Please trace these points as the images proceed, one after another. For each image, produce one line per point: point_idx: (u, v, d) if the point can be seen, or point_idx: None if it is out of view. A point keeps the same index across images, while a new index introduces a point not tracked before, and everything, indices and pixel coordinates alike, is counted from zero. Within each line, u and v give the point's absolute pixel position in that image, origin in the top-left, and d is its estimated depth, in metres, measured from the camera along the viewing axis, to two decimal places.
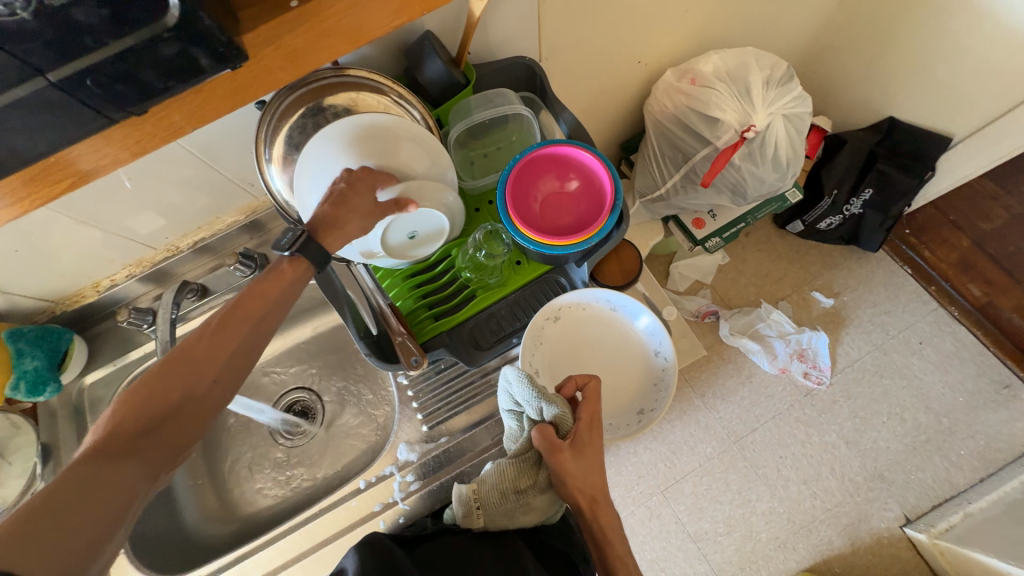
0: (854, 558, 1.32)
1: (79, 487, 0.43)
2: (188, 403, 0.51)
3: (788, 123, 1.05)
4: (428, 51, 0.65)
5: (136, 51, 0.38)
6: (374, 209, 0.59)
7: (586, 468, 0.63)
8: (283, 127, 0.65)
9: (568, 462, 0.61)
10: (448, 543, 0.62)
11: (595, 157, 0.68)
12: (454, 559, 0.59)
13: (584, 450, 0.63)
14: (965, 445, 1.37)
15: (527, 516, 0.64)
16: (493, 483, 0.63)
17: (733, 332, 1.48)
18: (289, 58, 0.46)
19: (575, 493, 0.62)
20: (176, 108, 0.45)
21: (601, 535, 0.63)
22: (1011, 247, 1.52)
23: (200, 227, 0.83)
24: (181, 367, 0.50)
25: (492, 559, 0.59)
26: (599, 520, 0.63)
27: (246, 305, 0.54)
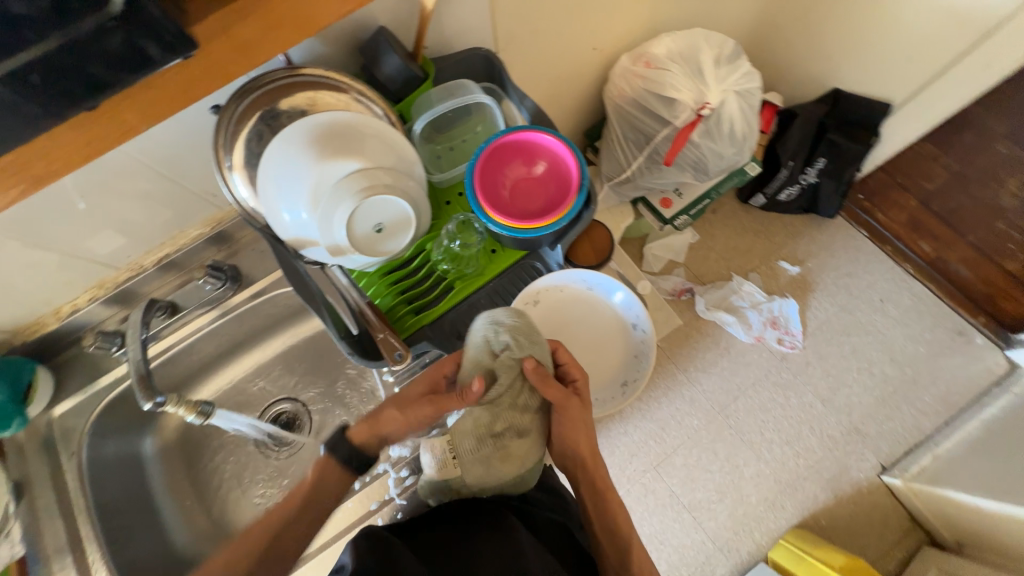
0: (838, 509, 1.39)
1: None
2: None
3: (741, 99, 1.09)
4: (384, 46, 0.65)
5: (81, 43, 0.37)
6: (414, 405, 0.61)
7: (585, 420, 0.68)
8: (241, 132, 0.64)
9: (572, 409, 0.66)
10: (442, 531, 0.61)
11: (559, 141, 0.69)
12: (451, 547, 0.58)
13: (584, 404, 0.68)
14: (930, 391, 1.46)
15: (502, 463, 0.65)
16: (467, 431, 0.65)
17: (709, 307, 1.54)
18: (241, 50, 0.45)
19: (574, 443, 0.67)
20: (125, 106, 0.43)
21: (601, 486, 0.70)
22: (954, 203, 1.63)
23: (163, 242, 0.81)
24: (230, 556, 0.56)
25: (491, 543, 0.58)
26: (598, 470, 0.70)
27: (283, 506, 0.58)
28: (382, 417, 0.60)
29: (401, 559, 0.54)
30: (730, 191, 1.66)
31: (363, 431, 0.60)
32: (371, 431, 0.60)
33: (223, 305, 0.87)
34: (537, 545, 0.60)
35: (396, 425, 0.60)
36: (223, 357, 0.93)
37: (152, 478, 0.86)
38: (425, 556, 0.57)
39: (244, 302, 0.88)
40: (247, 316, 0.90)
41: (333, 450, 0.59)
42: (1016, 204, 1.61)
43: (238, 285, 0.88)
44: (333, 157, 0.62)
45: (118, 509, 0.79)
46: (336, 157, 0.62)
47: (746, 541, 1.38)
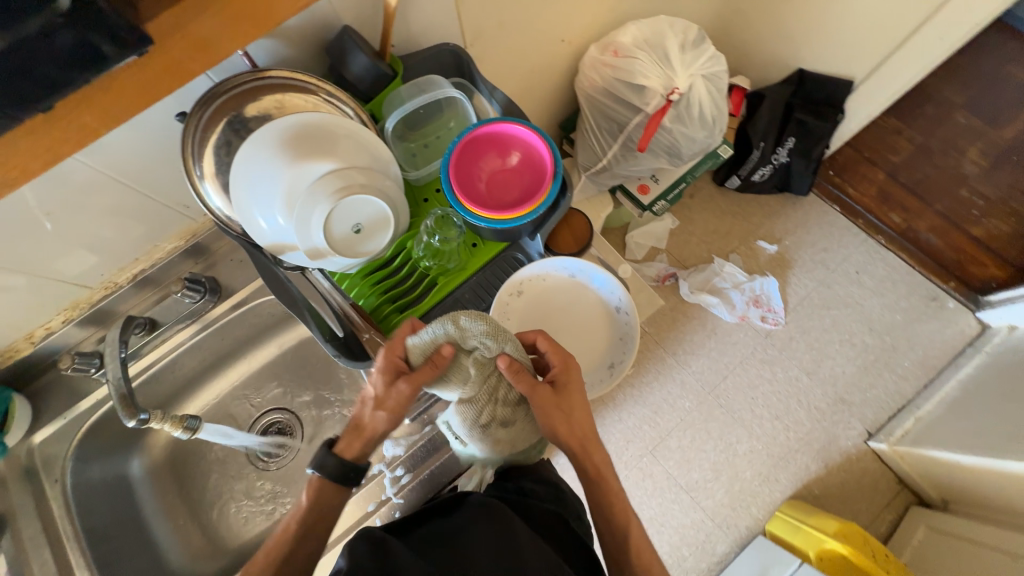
0: (830, 477, 1.43)
1: None
2: None
3: (708, 82, 1.12)
4: (350, 45, 0.65)
5: (28, 43, 0.35)
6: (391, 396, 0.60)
7: (569, 408, 0.65)
8: (209, 139, 0.63)
9: (542, 400, 0.63)
10: (435, 527, 0.60)
11: (531, 130, 0.70)
12: (447, 541, 0.56)
13: (564, 394, 0.66)
14: (909, 357, 1.51)
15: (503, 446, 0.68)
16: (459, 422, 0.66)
17: (693, 290, 1.57)
18: (197, 47, 0.43)
19: (558, 434, 0.64)
20: (77, 112, 0.40)
21: (596, 473, 0.67)
22: (919, 174, 1.68)
23: (137, 258, 0.79)
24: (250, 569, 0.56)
25: (485, 531, 0.57)
26: (593, 459, 0.66)
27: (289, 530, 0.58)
28: (367, 424, 0.61)
29: (395, 555, 0.53)
30: (706, 176, 1.70)
31: (354, 445, 0.61)
32: (363, 440, 0.61)
33: (202, 318, 0.86)
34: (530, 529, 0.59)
35: (383, 420, 0.60)
36: (208, 372, 0.91)
37: (142, 500, 0.84)
38: (420, 548, 0.56)
39: (225, 313, 0.87)
40: (230, 328, 0.89)
41: (321, 469, 0.59)
42: (977, 172, 1.67)
43: (218, 297, 0.86)
44: (305, 159, 0.62)
45: (107, 534, 0.77)
46: (308, 159, 0.62)
47: (744, 516, 1.40)
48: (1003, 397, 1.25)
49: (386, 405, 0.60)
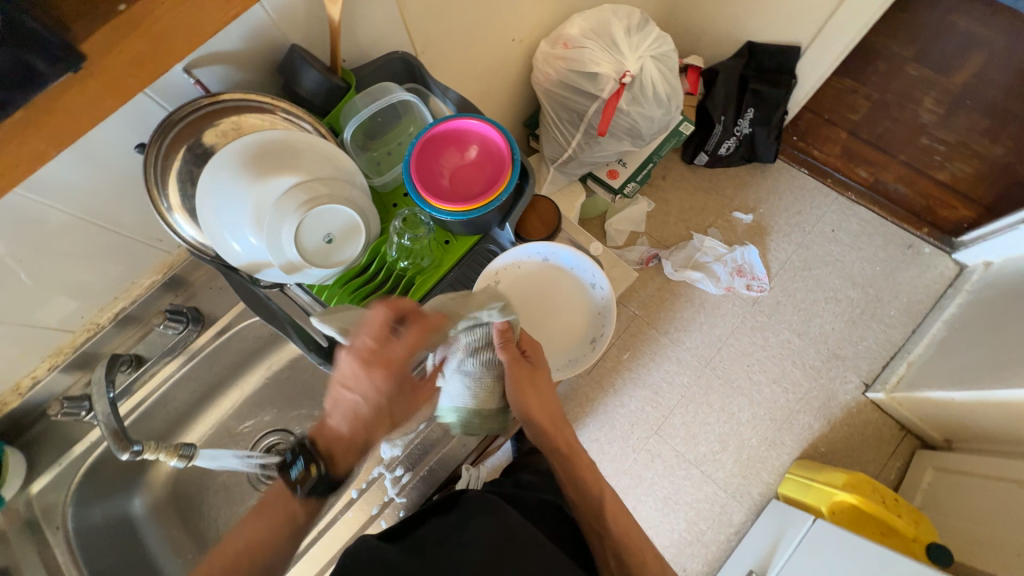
0: (834, 434, 1.44)
1: None
2: None
3: (658, 62, 1.15)
4: (299, 62, 0.67)
5: None
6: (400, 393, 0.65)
7: (540, 386, 0.76)
8: (171, 167, 0.64)
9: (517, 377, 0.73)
10: (432, 526, 0.60)
11: (486, 123, 0.72)
12: (442, 540, 0.56)
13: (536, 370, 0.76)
14: (894, 305, 1.53)
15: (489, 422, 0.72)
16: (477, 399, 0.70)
17: (677, 268, 1.59)
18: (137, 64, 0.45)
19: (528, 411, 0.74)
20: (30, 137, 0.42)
21: (568, 451, 0.75)
22: (880, 128, 1.73)
23: (116, 297, 0.79)
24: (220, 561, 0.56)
25: (480, 525, 0.57)
26: (561, 435, 0.76)
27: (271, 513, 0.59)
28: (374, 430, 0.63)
29: (394, 564, 0.52)
30: (675, 156, 1.73)
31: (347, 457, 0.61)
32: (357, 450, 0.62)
33: (187, 349, 0.88)
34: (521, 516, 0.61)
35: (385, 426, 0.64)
36: (201, 403, 0.92)
37: (149, 539, 0.83)
38: (416, 550, 0.55)
39: (209, 343, 0.89)
40: (217, 356, 0.90)
41: (311, 489, 0.59)
42: (935, 120, 1.72)
43: (201, 326, 0.88)
44: (268, 176, 0.64)
45: None
46: (271, 175, 0.64)
47: (755, 483, 1.41)
48: (989, 330, 1.27)
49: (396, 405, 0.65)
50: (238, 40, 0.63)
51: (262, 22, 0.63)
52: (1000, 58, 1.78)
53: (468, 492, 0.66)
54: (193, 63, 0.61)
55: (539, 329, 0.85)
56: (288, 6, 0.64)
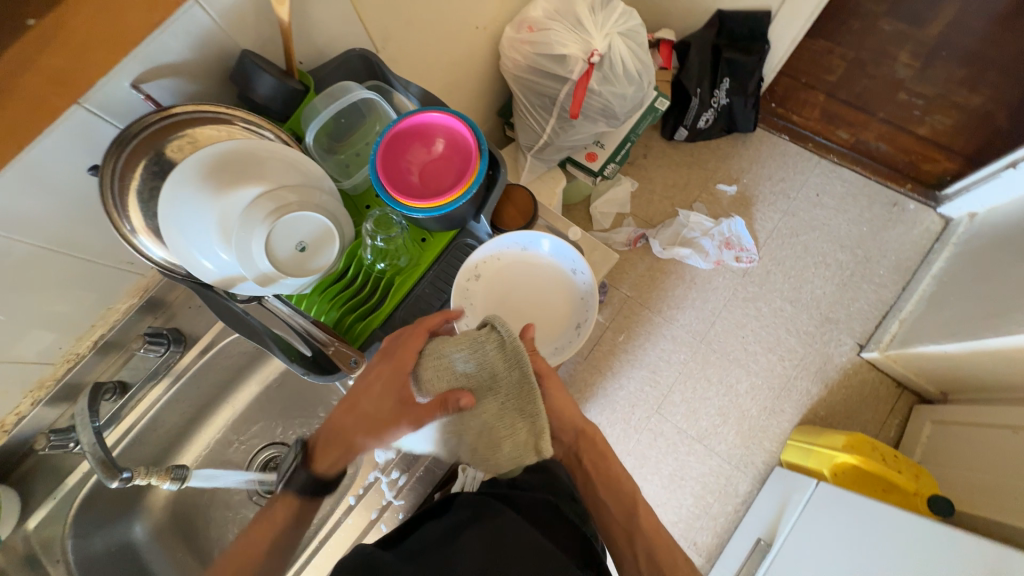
0: (833, 397, 1.45)
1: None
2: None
3: (625, 38, 1.14)
4: (251, 67, 0.65)
5: None
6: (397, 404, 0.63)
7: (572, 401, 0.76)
8: (129, 186, 0.62)
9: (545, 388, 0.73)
10: (428, 532, 0.59)
11: (450, 115, 0.71)
12: (437, 545, 0.55)
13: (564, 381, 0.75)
14: (883, 264, 1.54)
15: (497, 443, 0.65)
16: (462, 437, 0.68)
17: (665, 246, 1.58)
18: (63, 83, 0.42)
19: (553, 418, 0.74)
20: None
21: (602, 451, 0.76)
22: (858, 87, 1.72)
23: (93, 325, 0.78)
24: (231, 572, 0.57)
25: (474, 532, 0.56)
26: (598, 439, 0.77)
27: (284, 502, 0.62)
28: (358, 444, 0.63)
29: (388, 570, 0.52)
30: (655, 134, 1.72)
31: (326, 459, 0.62)
32: (337, 457, 0.63)
33: (172, 370, 0.87)
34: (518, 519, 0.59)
35: (368, 439, 0.62)
36: (194, 422, 0.92)
37: (152, 563, 0.84)
38: (411, 556, 0.54)
39: (194, 361, 0.89)
40: (204, 374, 0.90)
41: (292, 482, 0.62)
42: (912, 74, 1.71)
43: (184, 346, 0.87)
44: (231, 188, 0.63)
45: None
46: (235, 186, 0.63)
47: (758, 452, 1.42)
48: (978, 280, 1.27)
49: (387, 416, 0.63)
50: (185, 49, 0.61)
51: (209, 29, 0.62)
52: (973, 6, 1.77)
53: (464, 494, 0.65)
54: (141, 77, 0.59)
55: (524, 318, 0.84)
56: (234, 10, 0.62)
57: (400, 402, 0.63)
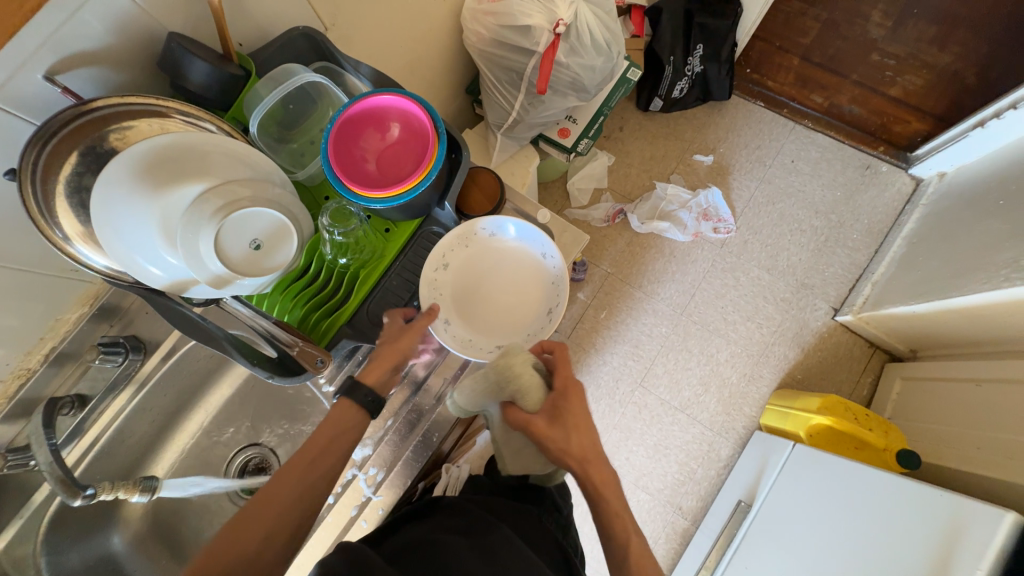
0: (810, 360, 1.48)
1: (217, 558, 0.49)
2: (300, 501, 0.55)
3: (591, 6, 1.08)
4: (180, 52, 0.59)
5: None
6: (400, 328, 0.69)
7: (570, 431, 0.62)
8: (55, 190, 0.57)
9: (539, 429, 0.62)
10: (412, 535, 0.57)
11: (402, 96, 0.67)
12: (424, 551, 0.53)
13: (565, 416, 0.63)
14: (856, 229, 1.55)
15: (517, 460, 0.71)
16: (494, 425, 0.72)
17: (643, 221, 1.57)
18: None
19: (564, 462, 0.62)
20: None
21: (595, 493, 0.61)
22: (831, 49, 1.69)
23: (42, 337, 0.73)
24: (266, 512, 0.53)
25: (463, 545, 0.54)
26: (592, 478, 0.61)
27: (331, 425, 0.61)
28: (388, 355, 0.66)
29: (378, 564, 0.50)
30: (629, 106, 1.68)
31: (376, 372, 0.65)
32: (385, 367, 0.65)
33: (135, 378, 0.84)
34: (512, 533, 0.58)
35: (398, 352, 0.67)
36: (166, 429, 0.90)
37: (135, 573, 0.83)
38: (397, 560, 0.52)
39: (157, 367, 0.86)
40: (171, 380, 0.88)
41: (352, 395, 0.63)
42: (884, 34, 1.69)
43: (144, 352, 0.84)
44: (174, 185, 0.59)
45: None
46: (178, 183, 0.59)
47: (739, 418, 1.46)
48: (946, 239, 1.30)
49: (401, 335, 0.68)
50: (103, 34, 0.55)
51: (129, 11, 0.56)
52: None
53: (448, 498, 0.65)
54: (56, 68, 0.54)
55: (496, 307, 0.79)
56: None
57: (404, 325, 0.70)
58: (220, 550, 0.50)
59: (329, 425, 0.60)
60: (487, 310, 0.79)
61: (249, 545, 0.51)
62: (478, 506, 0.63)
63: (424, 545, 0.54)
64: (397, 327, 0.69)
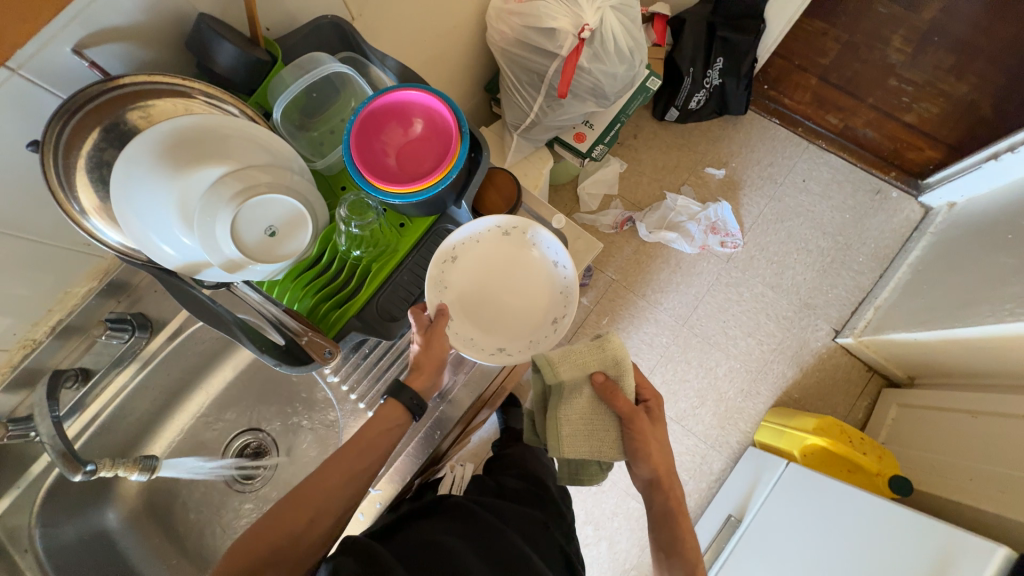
0: (807, 380, 1.49)
1: (242, 558, 0.57)
2: (314, 520, 0.60)
3: (617, 13, 1.08)
4: (209, 34, 0.59)
5: None
6: (429, 331, 0.71)
7: (660, 440, 0.71)
8: (76, 164, 0.57)
9: (642, 425, 0.69)
10: (418, 532, 0.59)
11: (429, 93, 0.67)
12: (429, 552, 0.55)
13: (654, 422, 0.72)
14: (862, 252, 1.55)
15: (577, 446, 0.70)
16: (570, 413, 0.69)
17: (652, 230, 1.56)
18: None
19: (651, 461, 0.69)
20: None
21: (674, 506, 0.70)
22: (850, 71, 1.69)
23: (49, 309, 0.73)
24: (314, 496, 0.61)
25: (467, 548, 0.57)
26: (673, 490, 0.71)
27: (352, 445, 0.65)
28: (427, 362, 0.71)
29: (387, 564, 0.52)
30: (645, 114, 1.68)
31: (423, 380, 0.71)
32: (430, 375, 0.71)
33: (140, 355, 0.84)
34: (516, 536, 0.62)
35: (439, 357, 0.71)
36: (166, 408, 0.90)
37: (128, 550, 0.84)
38: (405, 557, 0.55)
39: (163, 346, 0.86)
40: (174, 360, 0.87)
41: (398, 398, 0.69)
42: (903, 59, 1.69)
43: (150, 331, 0.84)
44: (193, 167, 0.58)
45: None
46: (197, 165, 0.59)
47: (733, 433, 1.46)
48: (951, 270, 1.30)
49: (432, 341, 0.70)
50: (133, 12, 0.55)
51: None
52: None
53: (452, 497, 0.67)
54: (84, 42, 0.54)
55: (500, 308, 0.79)
56: None
57: (429, 327, 0.71)
58: (260, 536, 0.59)
59: (350, 446, 0.65)
60: (492, 312, 0.78)
61: (299, 522, 0.60)
62: (482, 508, 0.65)
63: (430, 547, 0.56)
64: (427, 327, 0.70)
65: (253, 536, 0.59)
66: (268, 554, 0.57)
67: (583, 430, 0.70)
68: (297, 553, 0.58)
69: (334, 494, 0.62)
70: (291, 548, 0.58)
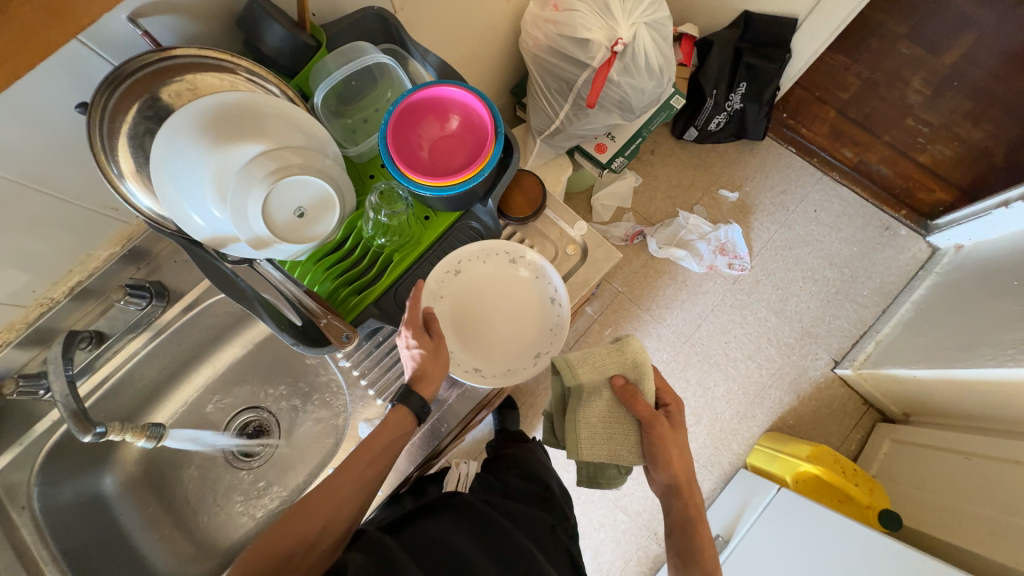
0: (803, 408, 1.49)
1: (252, 563, 0.55)
2: (327, 528, 0.59)
3: (650, 30, 1.10)
4: (261, 15, 0.60)
5: None
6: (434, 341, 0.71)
7: (680, 444, 0.71)
8: (120, 128, 0.58)
9: (662, 430, 0.69)
10: (427, 527, 0.60)
11: (468, 93, 0.68)
12: (440, 548, 0.56)
13: (675, 428, 0.72)
14: (867, 286, 1.57)
15: (594, 449, 0.71)
16: (589, 414, 0.71)
17: (662, 246, 1.58)
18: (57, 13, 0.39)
19: (671, 468, 0.69)
20: None
21: (697, 510, 0.71)
22: (869, 107, 1.72)
23: (70, 270, 0.74)
24: (327, 501, 0.60)
25: (476, 547, 0.58)
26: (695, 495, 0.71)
27: (366, 447, 0.65)
28: (433, 371, 0.70)
29: (398, 557, 0.53)
30: (664, 131, 1.70)
31: (431, 388, 0.69)
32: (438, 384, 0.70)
33: (153, 325, 0.84)
34: (525, 538, 0.62)
35: (446, 366, 0.71)
36: (171, 378, 0.90)
37: (122, 516, 0.83)
38: (415, 549, 0.56)
39: (177, 316, 0.85)
40: (186, 332, 0.87)
41: (407, 402, 0.68)
42: (921, 101, 1.71)
43: (167, 301, 0.83)
44: (231, 141, 0.59)
45: (88, 553, 0.76)
46: (235, 140, 0.59)
47: (726, 454, 1.47)
48: (954, 312, 1.32)
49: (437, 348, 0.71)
50: None
51: None
52: (990, 40, 1.77)
53: (460, 495, 0.67)
54: (139, 11, 0.55)
55: (492, 329, 0.79)
56: None
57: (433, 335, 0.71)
58: (272, 542, 0.56)
59: (365, 448, 0.65)
60: (485, 330, 0.79)
61: (310, 531, 0.58)
62: (489, 506, 0.66)
63: (441, 544, 0.56)
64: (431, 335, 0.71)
65: (263, 542, 0.56)
66: (278, 559, 0.55)
67: (601, 431, 0.71)
68: (308, 562, 0.56)
69: (343, 491, 0.62)
70: (303, 556, 0.56)
